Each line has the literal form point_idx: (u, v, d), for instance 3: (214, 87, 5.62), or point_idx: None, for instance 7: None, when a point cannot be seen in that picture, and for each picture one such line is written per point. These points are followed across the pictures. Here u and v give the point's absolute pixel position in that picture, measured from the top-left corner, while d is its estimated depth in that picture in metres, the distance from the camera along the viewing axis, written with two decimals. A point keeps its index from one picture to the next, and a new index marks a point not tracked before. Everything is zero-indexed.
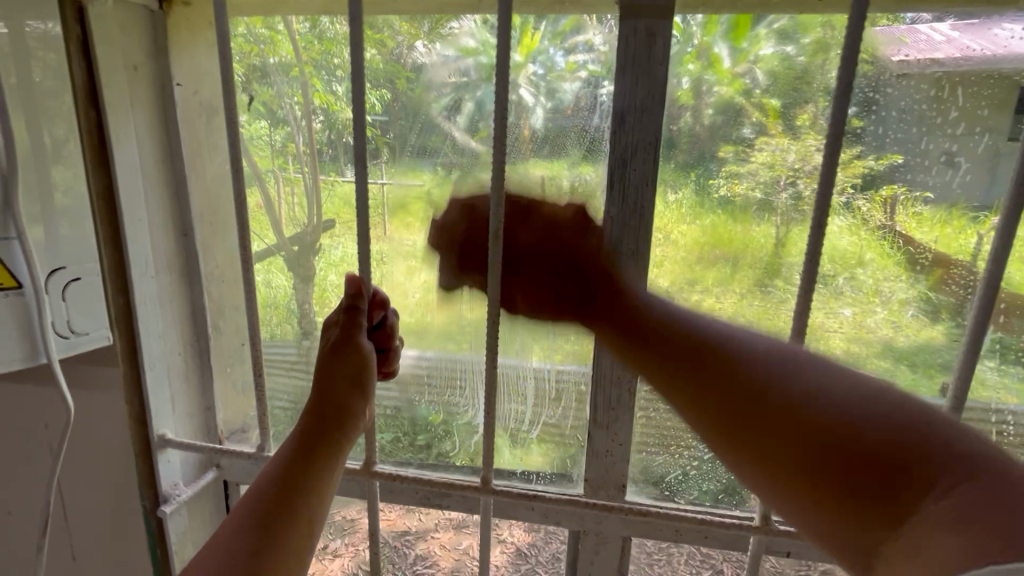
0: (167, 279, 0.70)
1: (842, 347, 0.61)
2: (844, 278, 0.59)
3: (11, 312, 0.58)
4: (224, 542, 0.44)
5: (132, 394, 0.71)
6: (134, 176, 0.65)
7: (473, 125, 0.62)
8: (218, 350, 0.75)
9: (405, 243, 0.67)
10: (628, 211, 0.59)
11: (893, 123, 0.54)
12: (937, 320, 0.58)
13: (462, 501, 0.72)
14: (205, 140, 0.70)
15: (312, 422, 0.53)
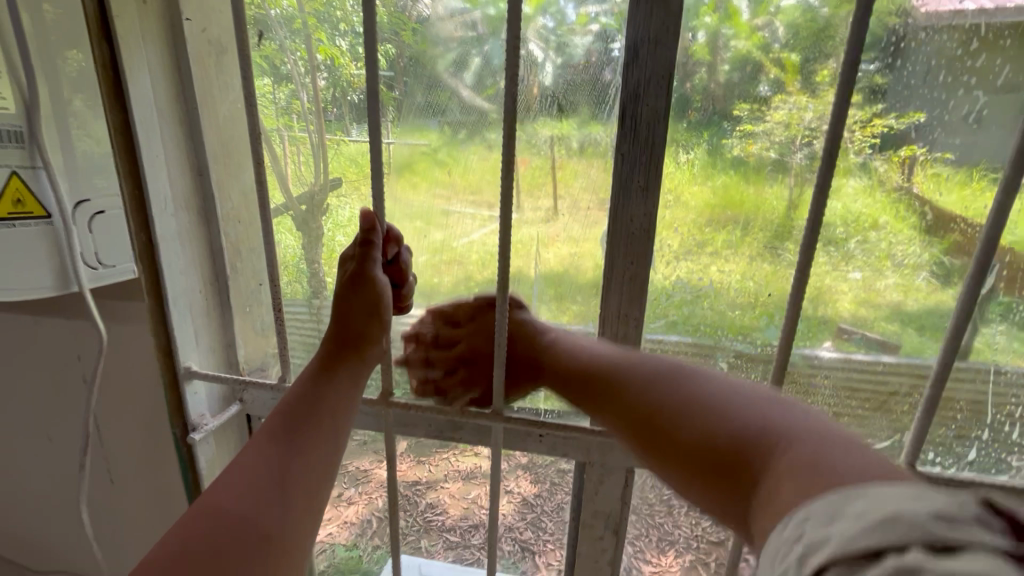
0: (185, 218, 0.70)
1: (849, 310, 0.61)
2: (856, 240, 0.58)
3: (43, 239, 0.65)
4: (257, 457, 0.47)
5: (158, 330, 0.72)
6: (149, 113, 0.65)
7: (480, 82, 0.61)
8: (237, 290, 0.76)
9: (412, 204, 0.67)
10: (640, 148, 0.58)
11: (916, 77, 0.52)
12: (949, 284, 0.57)
13: (474, 433, 0.73)
14: (216, 80, 0.69)
15: (332, 350, 0.57)
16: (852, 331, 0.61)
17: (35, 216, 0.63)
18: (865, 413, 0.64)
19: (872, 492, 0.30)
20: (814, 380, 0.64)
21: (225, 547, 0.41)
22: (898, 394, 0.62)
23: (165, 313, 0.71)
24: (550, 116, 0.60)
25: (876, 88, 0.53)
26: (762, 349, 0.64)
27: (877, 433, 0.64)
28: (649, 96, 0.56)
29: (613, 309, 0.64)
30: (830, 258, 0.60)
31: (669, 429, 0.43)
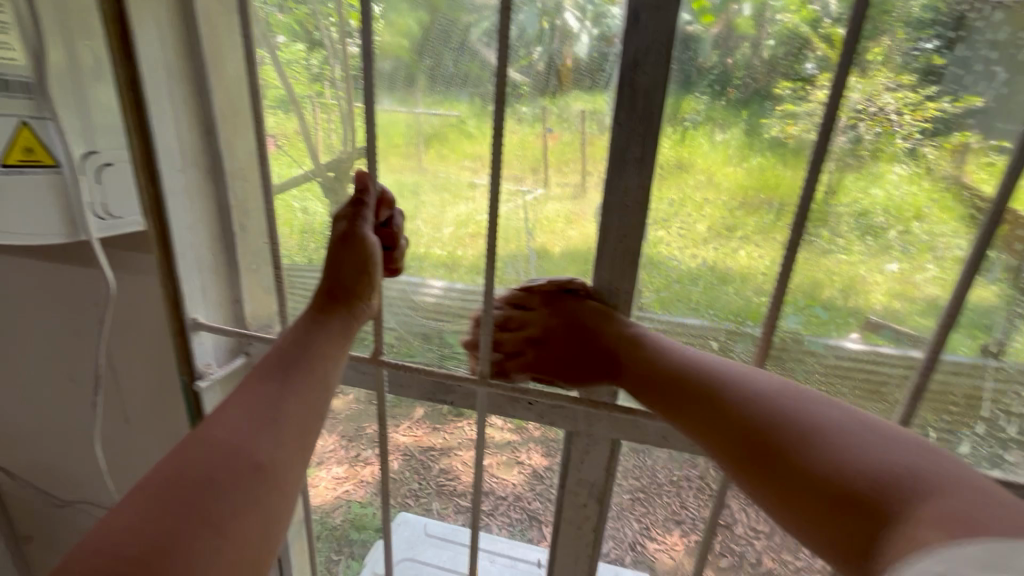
0: (193, 174, 0.73)
1: (882, 303, 0.59)
2: (897, 231, 0.56)
3: (50, 186, 0.69)
4: (253, 390, 0.52)
5: (163, 280, 0.74)
6: (156, 70, 0.66)
7: (512, 52, 0.59)
8: (245, 248, 0.78)
9: (440, 174, 0.67)
10: (638, 120, 0.57)
11: (980, 57, 0.49)
12: (992, 280, 0.54)
13: (466, 397, 0.74)
14: (224, 38, 0.69)
15: (324, 302, 0.60)
16: (881, 324, 0.59)
17: (45, 165, 0.67)
18: (855, 399, 0.63)
19: None
20: (829, 368, 0.63)
21: (217, 470, 0.45)
22: (889, 383, 0.61)
23: (171, 265, 0.73)
24: (583, 90, 0.59)
25: (934, 70, 0.50)
26: (783, 337, 0.63)
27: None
28: (649, 63, 0.55)
29: (606, 283, 0.64)
30: (866, 248, 0.57)
31: (819, 454, 0.47)
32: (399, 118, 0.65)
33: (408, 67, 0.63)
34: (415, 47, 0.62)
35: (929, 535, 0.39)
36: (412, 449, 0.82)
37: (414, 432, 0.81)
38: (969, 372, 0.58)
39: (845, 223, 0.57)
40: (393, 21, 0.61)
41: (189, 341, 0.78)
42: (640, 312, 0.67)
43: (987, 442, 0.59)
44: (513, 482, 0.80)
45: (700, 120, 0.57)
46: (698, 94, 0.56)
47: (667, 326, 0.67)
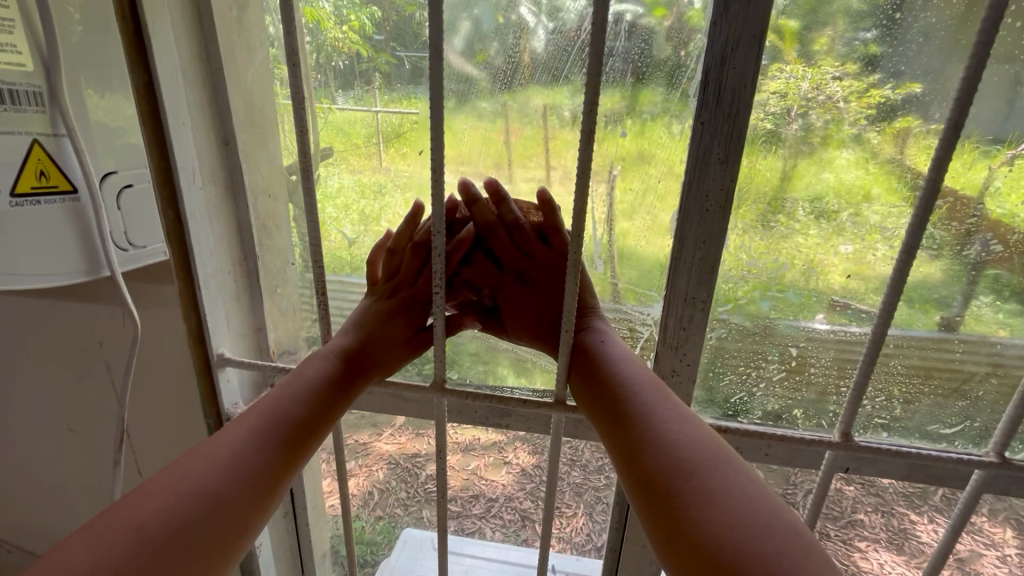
0: (214, 192, 0.66)
1: (840, 283, 0.61)
2: (848, 214, 0.58)
3: (68, 217, 0.63)
4: (255, 448, 0.52)
5: (187, 314, 0.67)
6: (173, 74, 0.59)
7: (470, 49, 0.58)
8: (265, 271, 0.73)
9: (403, 174, 0.65)
10: (722, 119, 0.53)
11: (917, 45, 0.51)
12: (937, 256, 0.58)
13: (525, 420, 0.70)
14: (238, 37, 0.64)
15: (342, 367, 0.60)
16: (845, 304, 0.62)
17: (62, 193, 0.62)
18: (936, 395, 0.62)
19: None
20: (836, 343, 0.63)
21: (188, 515, 0.46)
22: (973, 379, 0.61)
23: (195, 296, 0.66)
24: (541, 85, 0.59)
25: (871, 59, 0.52)
26: (756, 322, 0.64)
27: (947, 419, 0.63)
28: (738, 58, 0.51)
29: (681, 293, 0.60)
30: (822, 231, 0.59)
31: (687, 498, 0.44)
32: (358, 118, 0.64)
33: (363, 62, 0.61)
34: (371, 43, 0.60)
35: None
36: (397, 457, 0.80)
37: (397, 440, 0.79)
38: None
39: (801, 207, 0.59)
40: (346, 17, 0.60)
41: (213, 379, 0.71)
42: (720, 316, 0.65)
43: (981, 424, 0.62)
44: (502, 482, 0.80)
45: (658, 111, 0.57)
46: (654, 86, 0.57)
47: (741, 331, 0.65)
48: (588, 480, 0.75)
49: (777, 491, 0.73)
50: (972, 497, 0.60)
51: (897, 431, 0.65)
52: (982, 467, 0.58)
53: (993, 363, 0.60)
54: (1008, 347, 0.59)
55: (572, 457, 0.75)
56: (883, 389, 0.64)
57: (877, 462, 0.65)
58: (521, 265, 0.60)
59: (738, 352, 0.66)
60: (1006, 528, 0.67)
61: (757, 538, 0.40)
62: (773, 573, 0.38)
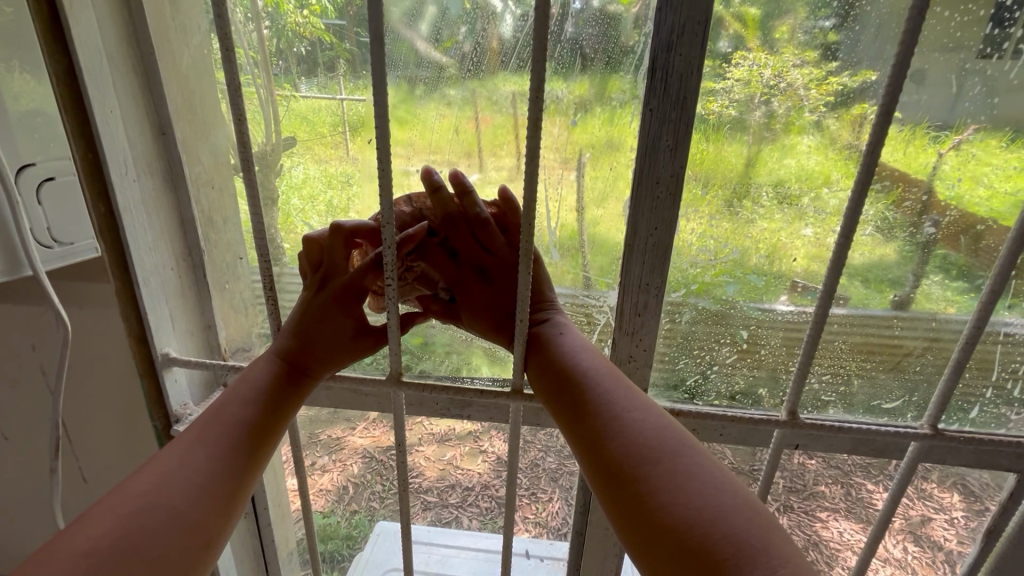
0: (150, 185, 0.63)
1: (802, 266, 0.63)
2: (809, 198, 0.60)
3: None
4: (202, 458, 0.51)
5: (125, 313, 0.64)
6: (97, 60, 0.56)
7: (436, 34, 0.57)
8: (212, 265, 0.70)
9: (369, 163, 0.63)
10: (670, 105, 0.54)
11: (872, 33, 0.53)
12: (891, 237, 0.60)
13: (484, 409, 0.70)
14: (172, 21, 0.61)
15: (288, 367, 0.59)
16: (807, 286, 0.64)
17: None
18: (876, 372, 0.65)
19: None
20: (784, 326, 0.65)
21: (144, 532, 0.45)
22: (912, 355, 0.64)
23: (133, 295, 0.64)
24: (510, 72, 0.58)
25: (830, 47, 0.54)
26: (724, 305, 0.66)
27: (888, 395, 0.66)
28: (683, 46, 0.52)
29: (635, 281, 0.62)
30: (784, 215, 0.61)
31: (644, 487, 0.45)
32: (322, 105, 0.62)
33: (325, 49, 0.59)
34: (333, 28, 0.58)
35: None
36: (370, 450, 0.79)
37: (371, 433, 0.78)
38: (984, 340, 0.61)
39: (765, 192, 0.60)
40: (306, 1, 0.58)
41: (159, 380, 0.69)
42: (674, 302, 0.66)
43: (915, 398, 0.66)
44: (478, 471, 0.80)
45: (626, 99, 0.57)
46: (623, 73, 0.57)
47: (701, 315, 0.67)
48: (563, 465, 0.76)
49: (745, 468, 0.77)
50: (909, 466, 0.64)
51: (841, 408, 0.68)
52: (916, 438, 0.62)
53: (944, 337, 0.62)
54: (945, 324, 0.62)
55: (547, 443, 0.76)
56: (828, 368, 0.66)
57: (822, 437, 0.68)
58: (481, 260, 0.59)
59: (690, 336, 0.68)
60: (954, 492, 0.72)
61: (703, 505, 0.43)
62: (719, 540, 0.41)
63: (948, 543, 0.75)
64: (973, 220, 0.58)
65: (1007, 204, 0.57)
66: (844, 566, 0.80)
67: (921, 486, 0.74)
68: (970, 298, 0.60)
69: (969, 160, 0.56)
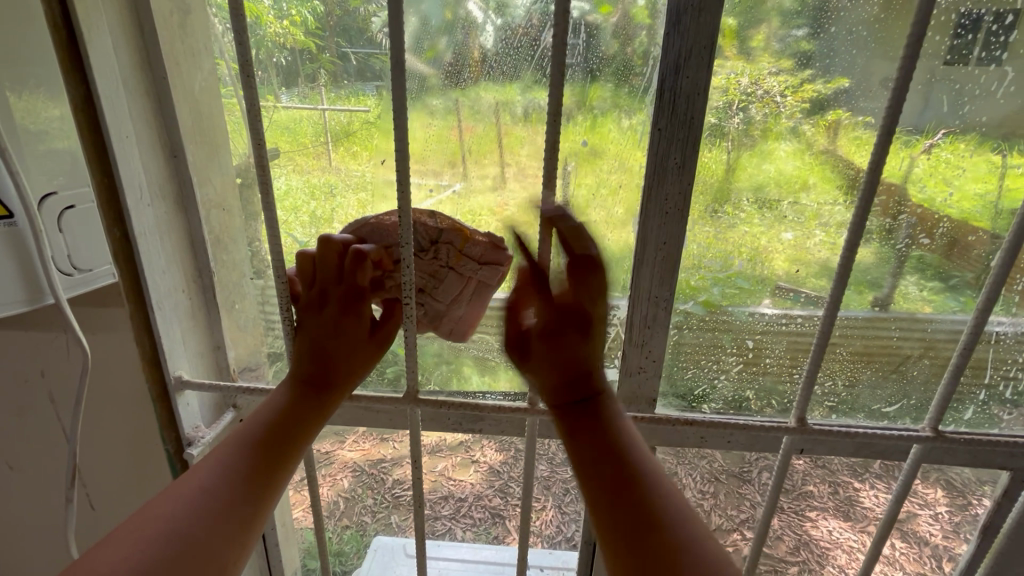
0: (163, 208, 0.62)
1: (784, 268, 0.64)
2: (788, 202, 0.61)
3: (7, 244, 0.54)
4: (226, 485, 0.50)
5: (139, 337, 0.62)
6: (113, 82, 0.55)
7: (418, 45, 0.58)
8: (221, 285, 0.69)
9: (354, 174, 0.63)
10: (678, 124, 0.56)
11: (842, 42, 0.55)
12: (868, 240, 0.62)
13: (496, 423, 0.69)
14: (181, 44, 0.60)
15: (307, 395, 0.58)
16: (790, 289, 0.65)
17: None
18: (876, 378, 0.67)
19: None
20: (788, 333, 0.66)
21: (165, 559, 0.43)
22: (911, 357, 0.65)
23: (148, 320, 0.62)
24: (493, 82, 0.59)
25: (803, 55, 0.55)
26: (710, 311, 0.67)
27: (887, 397, 0.68)
28: (692, 67, 0.54)
29: (645, 292, 0.63)
30: (765, 220, 0.62)
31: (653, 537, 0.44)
32: (305, 116, 0.62)
33: (308, 61, 0.60)
34: (315, 39, 0.58)
35: None
36: (361, 463, 0.78)
37: (361, 446, 0.77)
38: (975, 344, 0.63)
39: (745, 198, 0.61)
40: (286, 12, 0.58)
41: (172, 403, 0.67)
42: (682, 311, 0.66)
43: (916, 402, 0.67)
44: (470, 482, 0.80)
45: (607, 107, 0.59)
46: (604, 82, 0.58)
47: (702, 323, 0.67)
48: (555, 473, 0.77)
49: (734, 470, 0.78)
50: (911, 468, 0.64)
51: (844, 413, 0.69)
52: (918, 441, 0.62)
53: (931, 339, 0.64)
54: (936, 329, 0.64)
55: (540, 452, 0.76)
56: (831, 374, 0.68)
57: (828, 440, 0.69)
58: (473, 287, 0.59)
59: (693, 344, 0.68)
60: (937, 488, 0.74)
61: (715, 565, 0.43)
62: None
63: (936, 538, 0.77)
64: (946, 221, 0.60)
65: (976, 206, 0.59)
66: (835, 565, 0.80)
67: None
68: (944, 297, 0.62)
69: (940, 163, 0.58)
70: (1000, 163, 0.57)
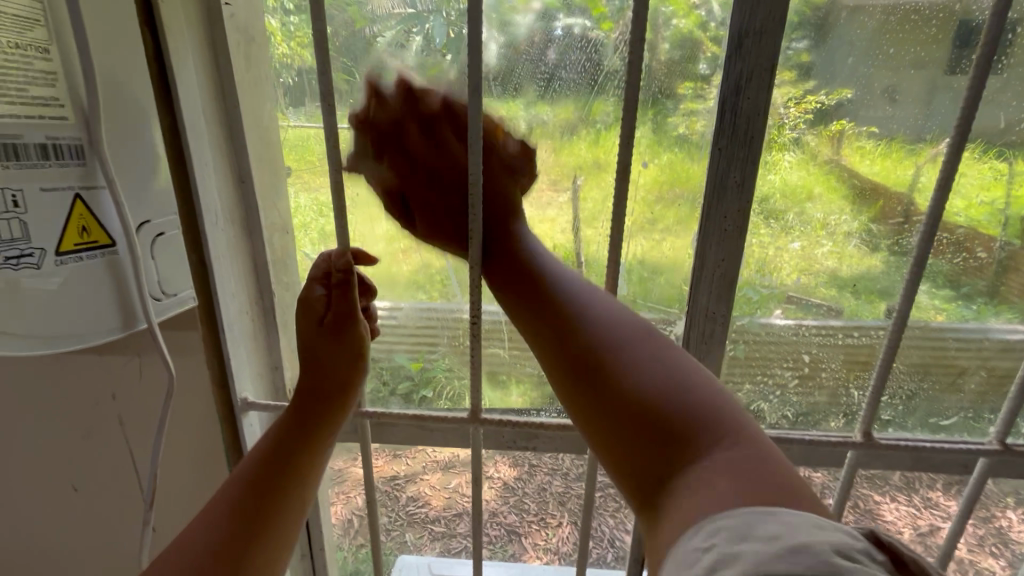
0: (233, 233, 0.63)
1: (793, 279, 0.64)
2: (795, 213, 0.62)
3: (107, 270, 0.56)
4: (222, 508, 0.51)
5: (210, 357, 0.65)
6: (197, 116, 0.56)
7: (422, 62, 0.58)
8: (281, 307, 0.70)
9: (359, 193, 0.63)
10: (739, 144, 0.56)
11: (844, 53, 0.55)
12: (877, 249, 0.62)
13: (550, 441, 0.71)
14: (248, 75, 0.61)
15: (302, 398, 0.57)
16: (799, 298, 0.65)
17: (101, 246, 0.55)
18: (933, 390, 0.66)
19: (783, 514, 0.35)
20: (844, 347, 0.66)
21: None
22: (967, 370, 0.65)
23: (218, 340, 0.64)
24: (496, 99, 0.59)
25: (804, 66, 0.56)
26: (764, 326, 0.66)
27: (944, 411, 0.67)
28: (752, 89, 0.54)
29: (702, 308, 0.63)
30: (771, 231, 0.62)
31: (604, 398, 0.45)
32: (311, 134, 0.61)
33: (315, 79, 0.58)
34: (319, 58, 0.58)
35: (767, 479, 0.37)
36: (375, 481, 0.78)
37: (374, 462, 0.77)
38: None
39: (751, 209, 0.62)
40: (292, 33, 0.58)
41: (238, 425, 0.68)
42: (739, 326, 0.66)
43: (976, 413, 0.66)
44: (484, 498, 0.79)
45: (611, 121, 0.59)
46: (607, 97, 0.58)
47: (757, 338, 0.67)
48: (570, 488, 0.77)
49: None
50: (978, 483, 0.65)
51: (900, 426, 0.69)
52: (986, 455, 0.62)
53: (982, 351, 0.63)
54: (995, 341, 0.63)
55: (554, 466, 0.76)
56: (891, 387, 0.67)
57: (885, 456, 0.69)
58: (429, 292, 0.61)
59: (746, 359, 0.68)
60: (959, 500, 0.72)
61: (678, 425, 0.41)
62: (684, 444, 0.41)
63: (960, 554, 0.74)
64: (954, 229, 0.60)
65: (984, 214, 0.59)
66: None
67: (926, 495, 0.72)
68: (956, 305, 0.62)
69: None
70: (1006, 171, 0.57)
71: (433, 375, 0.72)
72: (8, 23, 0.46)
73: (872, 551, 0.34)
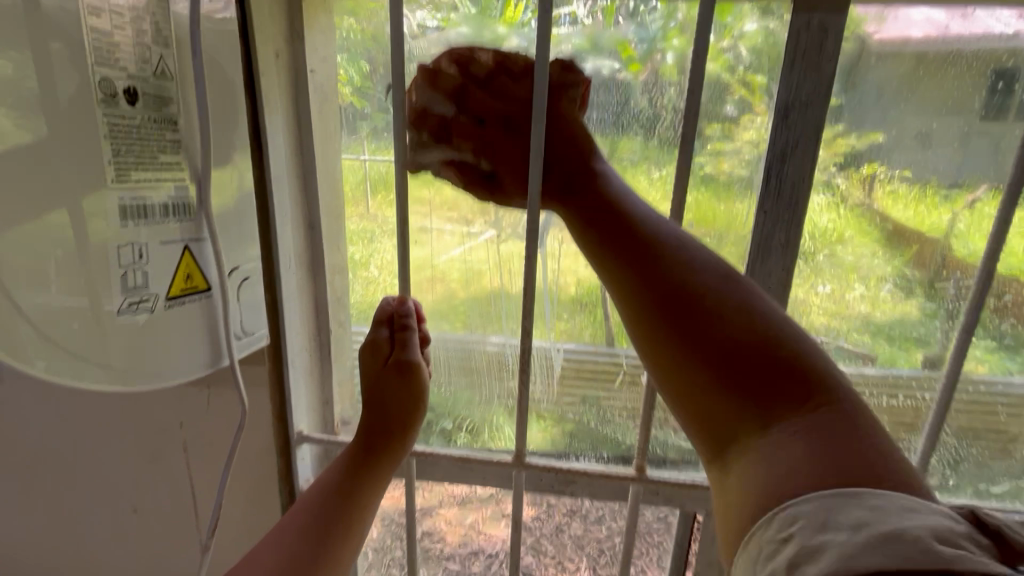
0: (299, 275, 0.65)
1: (823, 321, 0.63)
2: (824, 254, 0.60)
3: (201, 315, 0.54)
4: (287, 545, 0.53)
5: (271, 394, 0.66)
6: (280, 168, 0.60)
7: None
8: (338, 345, 0.71)
9: (389, 221, 0.65)
10: (783, 208, 0.58)
11: (873, 98, 0.55)
12: (911, 294, 0.60)
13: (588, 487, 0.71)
14: (324, 129, 0.63)
15: (364, 438, 0.58)
16: (831, 344, 0.63)
17: (199, 290, 0.53)
18: (983, 456, 0.63)
19: (886, 498, 0.37)
20: (890, 409, 0.64)
21: None
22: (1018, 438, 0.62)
23: (280, 377, 0.66)
24: None
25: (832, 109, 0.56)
26: None
27: (995, 477, 0.64)
28: (796, 157, 0.56)
29: None
30: (800, 273, 0.61)
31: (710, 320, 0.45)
32: (347, 165, 0.64)
33: (353, 113, 0.62)
34: (358, 93, 0.61)
35: (827, 460, 0.39)
36: (391, 512, 0.77)
37: (391, 494, 0.77)
38: None
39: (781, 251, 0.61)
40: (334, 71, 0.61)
41: (290, 458, 0.69)
42: None
43: None
44: (500, 536, 0.77)
45: (637, 159, 0.60)
46: (633, 135, 0.60)
47: None
48: (589, 531, 0.75)
49: None
50: None
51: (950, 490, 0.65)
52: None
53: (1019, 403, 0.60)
54: None
55: (573, 508, 0.74)
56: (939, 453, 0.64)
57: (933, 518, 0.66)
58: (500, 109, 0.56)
59: None
60: None
61: (781, 362, 0.43)
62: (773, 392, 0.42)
63: None
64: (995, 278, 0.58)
65: None
66: None
67: None
68: (1001, 357, 0.60)
69: (982, 219, 0.57)
70: None
71: (460, 407, 0.72)
72: (150, 102, 0.46)
73: (974, 535, 0.36)
